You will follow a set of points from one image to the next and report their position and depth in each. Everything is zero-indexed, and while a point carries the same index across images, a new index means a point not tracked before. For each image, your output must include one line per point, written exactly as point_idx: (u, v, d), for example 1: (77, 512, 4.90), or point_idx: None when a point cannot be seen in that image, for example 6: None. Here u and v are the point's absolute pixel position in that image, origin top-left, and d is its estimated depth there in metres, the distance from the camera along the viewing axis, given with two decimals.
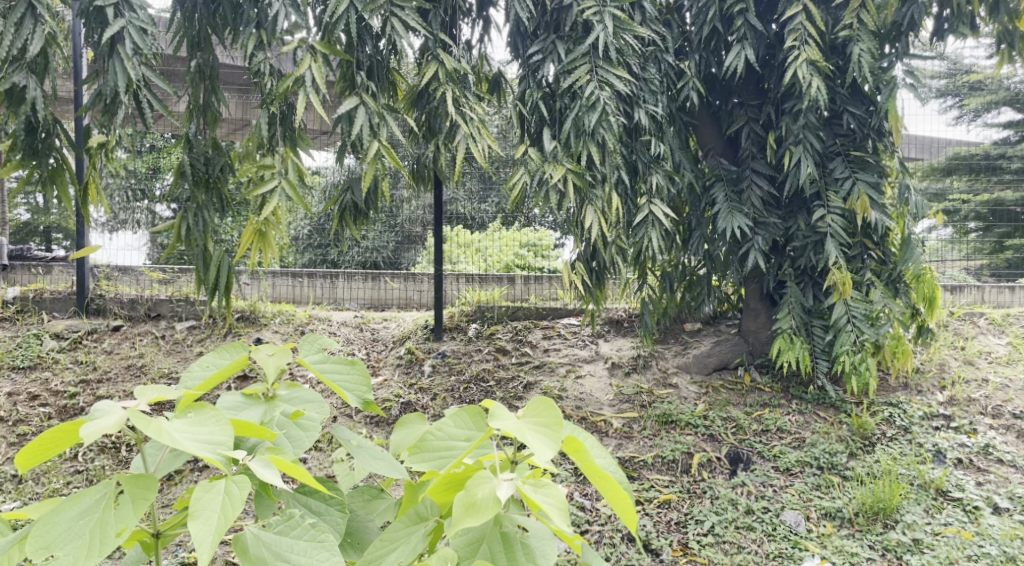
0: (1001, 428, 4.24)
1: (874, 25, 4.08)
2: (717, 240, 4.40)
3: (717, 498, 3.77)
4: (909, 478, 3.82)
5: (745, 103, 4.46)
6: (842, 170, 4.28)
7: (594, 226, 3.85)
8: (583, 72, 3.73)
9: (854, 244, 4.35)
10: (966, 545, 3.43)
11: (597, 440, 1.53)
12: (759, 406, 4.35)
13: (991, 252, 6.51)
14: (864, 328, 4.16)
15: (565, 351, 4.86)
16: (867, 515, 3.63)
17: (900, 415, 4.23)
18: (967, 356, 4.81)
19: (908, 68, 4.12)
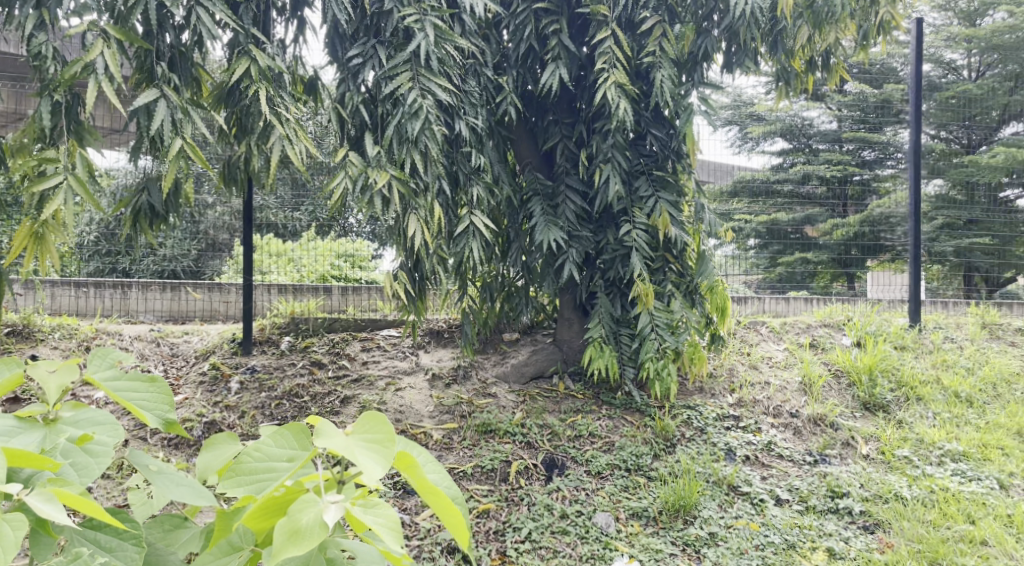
0: (780, 426, 4.65)
1: (673, 54, 4.35)
2: (534, 252, 4.53)
3: (534, 504, 3.84)
4: (706, 475, 4.11)
5: (560, 121, 4.63)
6: (646, 189, 4.53)
7: (417, 235, 3.81)
8: (404, 78, 3.69)
9: (656, 258, 4.62)
10: (754, 535, 3.73)
11: (431, 457, 1.61)
12: (572, 413, 4.49)
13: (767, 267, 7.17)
14: (665, 336, 4.43)
15: (384, 363, 4.78)
16: (670, 513, 3.85)
17: (697, 417, 4.54)
18: (751, 362, 5.24)
19: (702, 96, 4.46)
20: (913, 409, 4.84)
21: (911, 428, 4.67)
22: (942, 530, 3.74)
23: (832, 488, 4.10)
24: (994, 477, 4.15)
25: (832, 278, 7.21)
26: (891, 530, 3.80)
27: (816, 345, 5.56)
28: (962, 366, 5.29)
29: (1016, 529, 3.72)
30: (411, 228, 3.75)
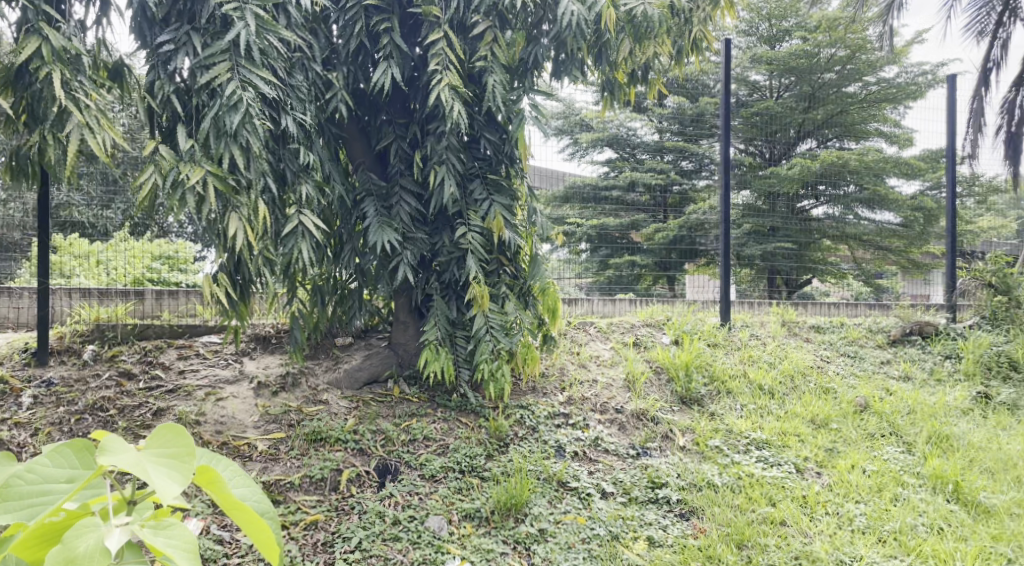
0: (607, 422, 4.83)
1: (505, 59, 4.42)
2: (367, 254, 4.43)
3: (365, 512, 3.77)
4: (536, 473, 4.19)
5: (393, 121, 4.55)
6: (481, 192, 4.56)
7: (238, 235, 3.62)
8: (222, 69, 3.49)
9: (491, 260, 4.65)
10: (581, 529, 3.84)
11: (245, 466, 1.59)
12: (407, 417, 4.44)
13: (597, 271, 7.51)
14: (500, 337, 4.48)
15: (204, 372, 4.49)
16: (501, 512, 3.89)
17: (529, 416, 4.62)
18: (580, 361, 5.42)
19: (534, 102, 4.55)
20: (723, 401, 5.19)
21: (722, 418, 5.00)
22: (748, 513, 4.02)
23: (652, 479, 4.31)
24: (792, 461, 4.52)
25: (655, 280, 7.57)
26: (703, 515, 4.05)
27: (640, 344, 5.83)
28: (765, 361, 5.73)
29: (809, 508, 4.06)
30: (231, 228, 3.56)
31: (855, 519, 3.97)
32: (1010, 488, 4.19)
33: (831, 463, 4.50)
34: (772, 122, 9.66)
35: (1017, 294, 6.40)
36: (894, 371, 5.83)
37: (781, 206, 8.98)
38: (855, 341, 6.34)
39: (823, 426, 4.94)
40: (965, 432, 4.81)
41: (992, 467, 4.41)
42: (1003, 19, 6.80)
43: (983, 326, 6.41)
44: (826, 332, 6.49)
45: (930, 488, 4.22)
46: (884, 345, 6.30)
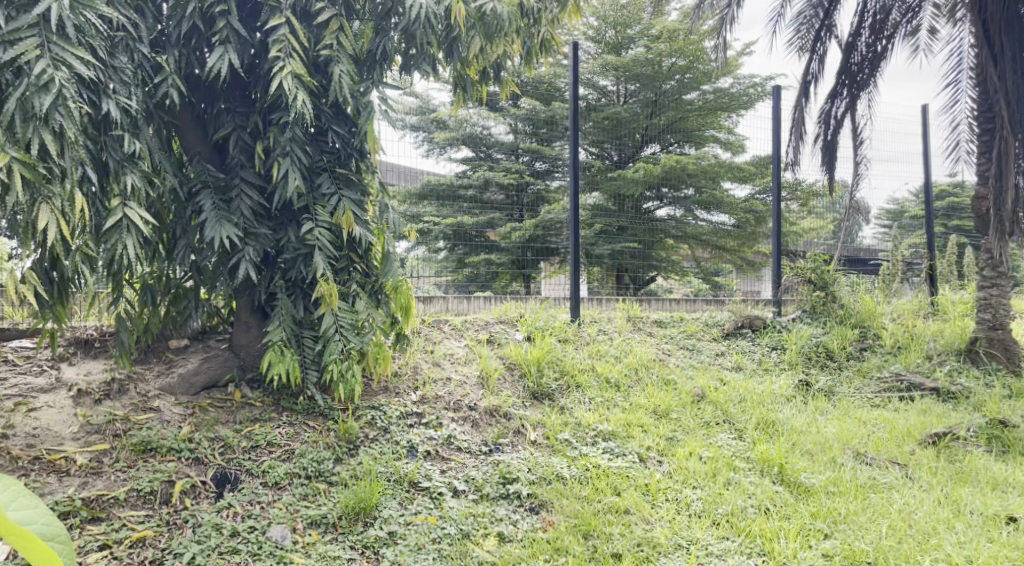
0: (460, 420, 4.81)
1: (352, 50, 4.29)
2: (205, 250, 4.18)
3: (200, 525, 3.59)
4: (387, 474, 4.11)
5: (232, 109, 4.31)
6: (329, 186, 4.38)
7: (50, 228, 3.31)
8: (29, 44, 3.18)
9: (340, 257, 4.49)
10: (432, 529, 3.80)
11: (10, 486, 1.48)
12: (249, 422, 4.22)
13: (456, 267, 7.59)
14: (351, 337, 4.37)
15: (14, 380, 4.08)
16: (349, 517, 3.80)
17: (380, 417, 4.52)
18: (434, 359, 5.35)
19: (383, 96, 4.44)
20: (573, 395, 5.31)
21: (571, 412, 5.10)
22: (594, 504, 4.13)
23: (503, 475, 4.32)
24: (635, 451, 4.68)
25: (511, 278, 7.69)
26: (552, 508, 4.11)
27: (493, 341, 5.85)
28: (612, 355, 5.92)
29: (651, 496, 4.22)
30: (42, 220, 3.24)
31: (692, 504, 4.16)
32: (827, 468, 4.45)
33: (671, 451, 4.69)
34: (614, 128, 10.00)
35: (832, 290, 6.96)
36: (728, 362, 6.19)
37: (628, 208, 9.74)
38: (693, 334, 6.69)
39: (664, 416, 5.15)
40: (788, 417, 5.15)
41: (811, 450, 4.68)
42: (821, 36, 7.30)
43: (804, 319, 6.93)
44: (667, 326, 6.80)
45: (758, 471, 4.47)
46: (718, 338, 6.68)
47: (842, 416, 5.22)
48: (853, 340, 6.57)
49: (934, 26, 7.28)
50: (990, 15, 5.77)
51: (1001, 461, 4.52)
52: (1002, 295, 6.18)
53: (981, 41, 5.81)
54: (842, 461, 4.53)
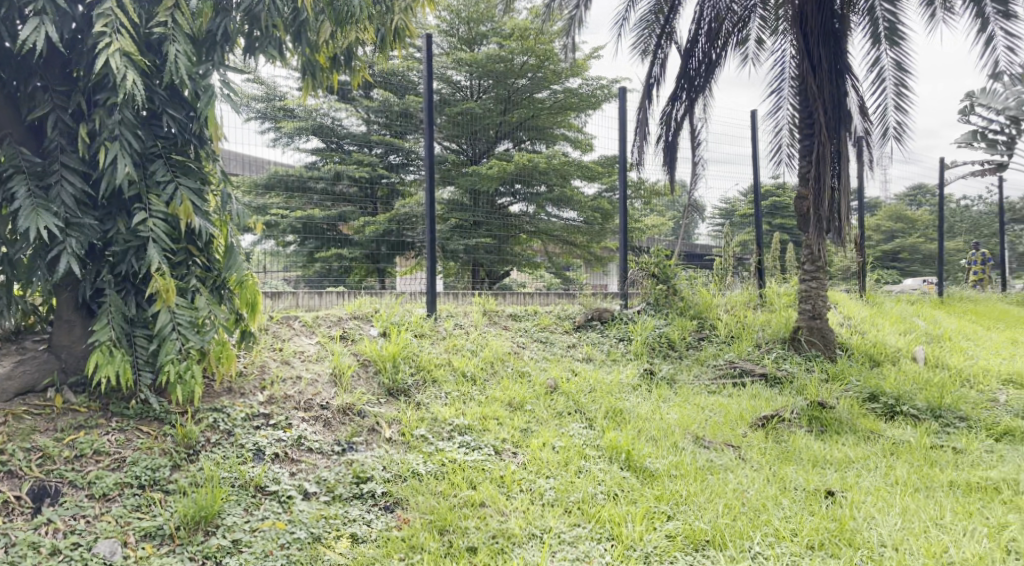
0: (311, 419, 4.63)
1: (189, 29, 4.03)
2: (18, 241, 3.80)
3: (13, 545, 3.43)
4: (231, 480, 3.93)
5: (50, 88, 3.93)
6: (163, 173, 4.08)
7: None
8: None
9: (178, 250, 4.19)
10: (279, 534, 3.68)
11: None
12: (71, 430, 3.93)
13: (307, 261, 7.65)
14: (189, 336, 4.08)
15: None
16: (188, 527, 3.63)
17: (223, 420, 4.27)
18: (283, 357, 5.11)
19: (225, 79, 4.18)
20: (429, 391, 5.25)
21: (427, 408, 5.04)
22: (450, 498, 4.11)
23: (357, 474, 4.20)
24: (491, 444, 4.69)
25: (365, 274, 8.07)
26: (407, 506, 4.05)
27: (346, 337, 5.68)
28: (468, 350, 5.91)
29: (506, 487, 4.26)
30: None
31: (546, 493, 4.23)
32: (669, 453, 4.63)
33: (525, 443, 4.74)
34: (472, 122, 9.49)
35: (673, 283, 7.34)
36: (579, 353, 6.35)
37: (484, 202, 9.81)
38: (546, 327, 6.81)
39: (518, 409, 5.20)
40: (634, 405, 5.34)
41: (655, 436, 4.87)
42: (662, 42, 7.61)
43: (649, 311, 7.25)
44: (521, 319, 6.89)
45: (607, 458, 4.60)
46: (570, 331, 6.84)
47: (682, 402, 5.47)
48: (692, 331, 6.93)
49: (761, 37, 7.78)
50: (810, 28, 6.23)
51: (819, 439, 4.87)
52: (819, 287, 6.66)
53: (802, 52, 6.26)
54: (682, 445, 4.73)
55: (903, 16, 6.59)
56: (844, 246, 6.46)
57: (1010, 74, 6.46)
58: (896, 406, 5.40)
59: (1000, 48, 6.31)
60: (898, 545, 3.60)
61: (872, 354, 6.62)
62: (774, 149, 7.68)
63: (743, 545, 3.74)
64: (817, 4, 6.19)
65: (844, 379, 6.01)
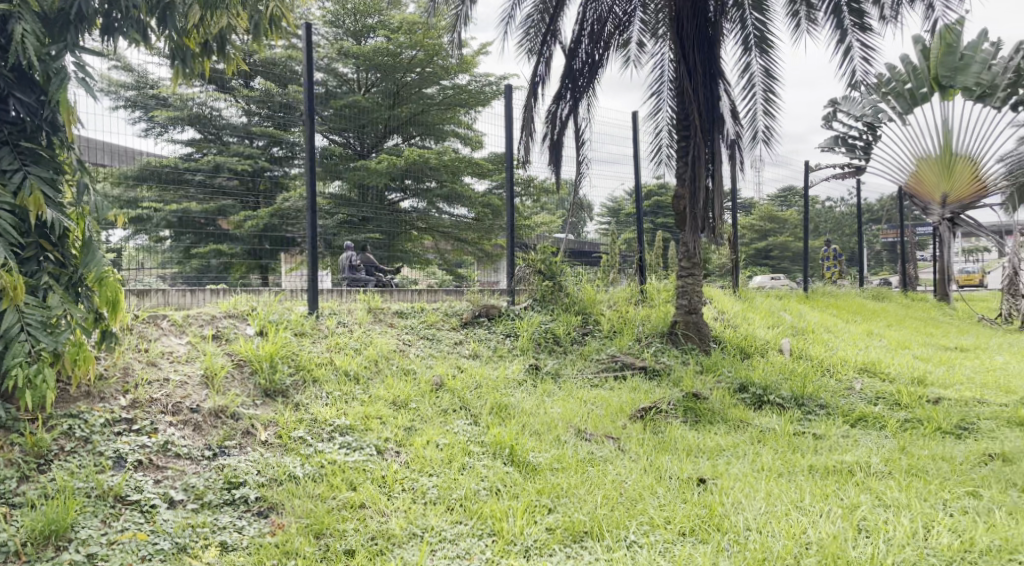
0: (179, 424, 4.42)
1: (38, 7, 3.78)
2: None
3: None
4: (86, 490, 3.79)
5: None
6: (10, 161, 3.81)
7: None
8: None
9: (27, 244, 3.89)
10: (140, 546, 3.57)
11: None
12: None
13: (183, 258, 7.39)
14: (40, 337, 3.81)
15: None
16: (38, 542, 3.52)
17: (79, 427, 4.10)
18: (149, 358, 4.84)
19: (80, 62, 3.93)
20: (309, 391, 5.10)
21: (306, 409, 4.89)
22: (328, 501, 4.02)
23: (228, 480, 4.06)
24: (373, 444, 4.61)
25: (247, 270, 7.60)
26: (282, 510, 3.94)
27: (220, 337, 5.43)
28: (351, 348, 5.78)
29: (387, 487, 4.20)
30: None
31: (428, 492, 4.20)
32: (552, 447, 4.69)
33: (408, 441, 4.69)
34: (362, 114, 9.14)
35: (559, 280, 7.45)
36: (465, 350, 6.34)
37: (373, 198, 9.57)
38: (433, 324, 6.75)
39: (403, 407, 5.13)
40: (519, 401, 5.36)
41: (538, 430, 4.92)
42: (547, 41, 7.68)
43: (535, 307, 7.31)
44: (408, 316, 6.80)
45: (491, 454, 4.61)
46: (456, 327, 6.81)
47: (565, 397, 5.55)
48: (576, 326, 7.05)
49: (641, 39, 7.99)
50: (686, 33, 6.44)
51: (693, 429, 5.06)
52: (696, 284, 6.91)
53: (679, 56, 6.47)
54: (565, 438, 4.80)
55: (770, 25, 6.93)
56: (718, 244, 6.72)
57: (866, 83, 6.91)
58: (763, 396, 5.68)
59: (857, 58, 6.73)
60: (762, 528, 3.76)
61: (742, 346, 6.93)
62: (655, 149, 7.90)
63: (619, 534, 3.83)
64: (692, 10, 6.41)
65: (717, 370, 6.26)
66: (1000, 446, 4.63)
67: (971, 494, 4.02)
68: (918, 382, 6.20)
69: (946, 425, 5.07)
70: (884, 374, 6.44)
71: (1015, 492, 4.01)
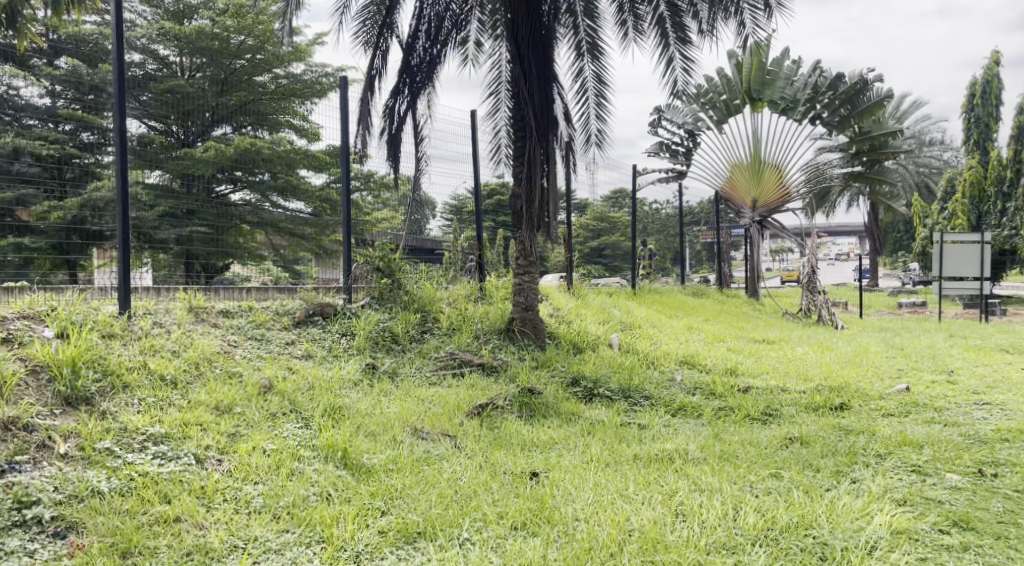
0: None
1: None
2: None
3: None
4: None
5: None
6: None
7: None
8: None
9: None
10: None
11: None
12: None
13: None
14: None
15: None
16: None
17: None
18: None
19: None
20: (118, 398, 4.71)
21: (115, 417, 4.52)
22: (138, 517, 3.82)
23: (18, 499, 3.76)
24: (192, 452, 4.32)
25: (52, 266, 6.88)
26: (83, 530, 3.74)
27: (11, 340, 4.88)
28: (168, 350, 5.41)
29: (206, 499, 3.99)
30: None
31: (252, 501, 4.01)
32: (387, 447, 4.59)
33: (232, 448, 4.43)
34: (185, 98, 8.47)
35: (398, 277, 7.29)
36: (297, 350, 6.09)
37: (199, 191, 8.98)
38: (262, 324, 6.44)
39: (226, 412, 4.85)
40: (354, 402, 5.21)
41: (373, 431, 4.81)
42: (383, 34, 7.52)
43: (372, 305, 7.17)
44: (234, 316, 6.45)
45: (323, 458, 4.44)
46: (288, 327, 6.54)
47: (402, 396, 5.47)
48: (415, 324, 6.95)
49: (479, 39, 8.01)
50: (521, 35, 6.52)
51: (528, 423, 5.13)
52: (532, 281, 7.00)
53: (515, 57, 6.55)
54: (401, 438, 4.71)
55: (601, 32, 7.20)
56: (554, 242, 6.88)
57: (687, 93, 7.30)
58: (594, 389, 5.88)
59: (678, 68, 7.10)
60: (590, 517, 3.88)
61: (575, 342, 7.14)
62: (493, 148, 7.97)
63: (452, 533, 3.82)
64: (527, 12, 6.50)
65: (552, 365, 6.40)
66: (799, 430, 5.05)
67: (774, 475, 4.35)
68: (730, 372, 6.67)
69: (753, 412, 5.47)
70: (701, 366, 6.86)
71: (809, 471, 4.38)
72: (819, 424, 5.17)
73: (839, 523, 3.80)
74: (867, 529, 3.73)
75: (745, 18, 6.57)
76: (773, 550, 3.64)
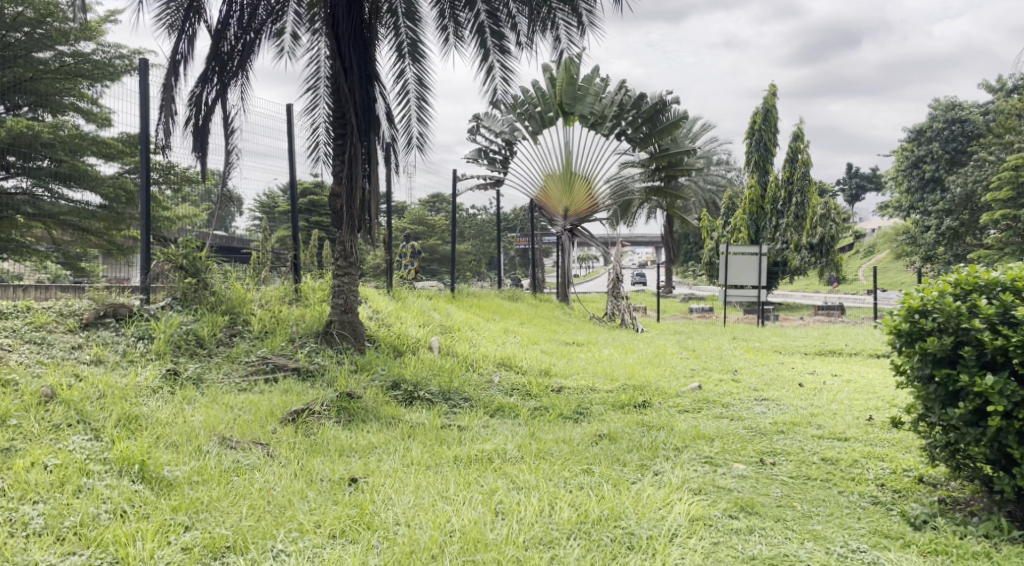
0: None
1: None
2: None
3: None
4: None
5: None
6: None
7: None
8: None
9: None
10: None
11: None
12: None
13: None
14: None
15: None
16: None
17: None
18: None
19: None
20: None
21: None
22: None
23: None
24: None
25: None
26: None
27: None
28: None
29: None
30: None
31: (31, 523, 3.64)
32: (190, 458, 4.29)
33: (5, 466, 3.99)
34: None
35: (204, 277, 6.84)
36: (84, 355, 5.55)
37: None
38: (42, 326, 5.83)
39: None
40: (152, 411, 4.83)
41: (175, 442, 4.49)
42: (190, 17, 7.04)
43: (174, 307, 6.68)
44: (8, 317, 5.82)
45: (116, 472, 4.06)
46: (74, 330, 5.95)
47: (208, 403, 5.14)
48: (223, 327, 6.57)
49: (296, 32, 7.73)
50: (341, 31, 6.37)
51: (345, 429, 5.01)
52: (352, 282, 6.84)
53: (334, 53, 6.40)
54: (206, 448, 4.43)
55: (422, 35, 7.19)
56: (374, 244, 6.79)
57: (505, 102, 7.48)
58: (413, 392, 5.86)
59: (498, 77, 7.25)
60: (410, 521, 3.85)
61: (395, 345, 7.07)
62: (311, 145, 7.72)
63: (265, 545, 3.65)
64: (348, 9, 6.37)
65: (371, 369, 6.29)
66: (607, 427, 5.34)
67: (585, 471, 4.55)
68: (544, 373, 6.92)
69: (566, 411, 5.70)
70: (517, 367, 7.06)
71: (617, 466, 4.64)
72: (625, 421, 5.48)
73: (644, 513, 4.05)
74: (667, 518, 4.00)
75: (560, 34, 6.85)
76: (585, 542, 3.81)
